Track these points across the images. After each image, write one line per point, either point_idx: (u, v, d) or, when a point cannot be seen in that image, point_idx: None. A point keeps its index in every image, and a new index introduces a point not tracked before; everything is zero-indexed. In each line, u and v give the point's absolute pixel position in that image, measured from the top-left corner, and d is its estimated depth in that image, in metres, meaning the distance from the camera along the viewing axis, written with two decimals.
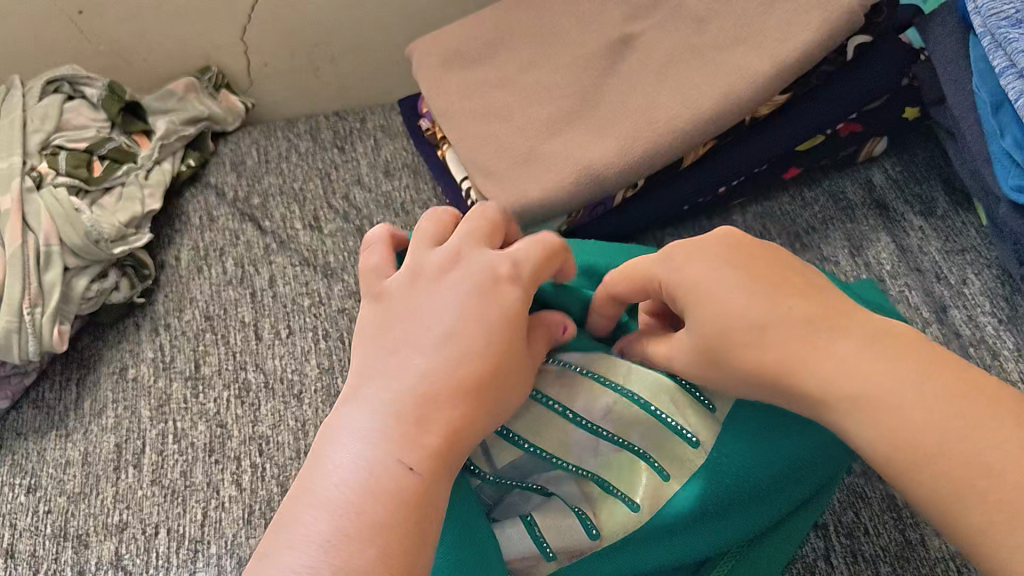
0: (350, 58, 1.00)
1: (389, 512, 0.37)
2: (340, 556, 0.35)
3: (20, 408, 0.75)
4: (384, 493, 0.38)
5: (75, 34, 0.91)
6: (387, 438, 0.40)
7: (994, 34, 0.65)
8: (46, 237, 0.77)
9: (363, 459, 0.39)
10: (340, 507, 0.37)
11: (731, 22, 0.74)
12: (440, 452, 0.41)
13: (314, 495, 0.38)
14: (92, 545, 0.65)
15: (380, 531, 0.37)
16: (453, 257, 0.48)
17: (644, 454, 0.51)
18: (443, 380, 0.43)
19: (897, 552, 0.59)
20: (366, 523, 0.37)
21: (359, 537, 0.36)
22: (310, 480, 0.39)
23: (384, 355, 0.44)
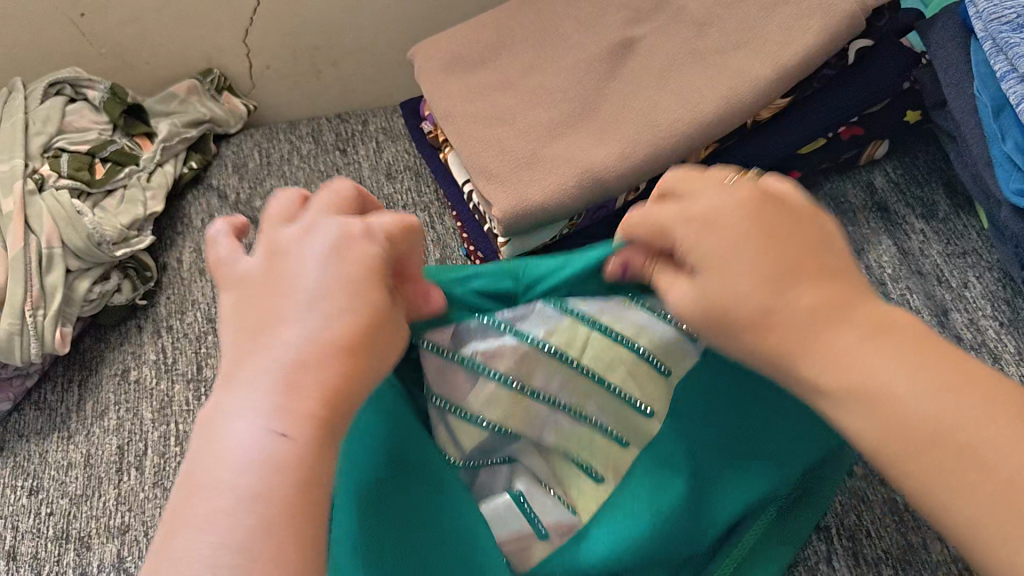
0: (351, 62, 1.00)
1: (275, 483, 0.33)
2: (228, 559, 0.32)
3: (22, 410, 0.75)
4: (270, 463, 0.34)
5: (76, 37, 0.91)
6: (268, 406, 0.35)
7: (996, 38, 0.65)
8: (48, 240, 0.77)
9: (245, 434, 0.34)
10: (225, 490, 0.33)
11: (734, 26, 0.74)
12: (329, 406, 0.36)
13: (197, 487, 0.34)
14: (94, 547, 0.66)
15: (255, 529, 0.32)
16: (302, 230, 0.41)
17: (602, 426, 0.51)
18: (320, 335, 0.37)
19: (900, 556, 0.59)
20: (265, 502, 0.33)
21: (250, 527, 0.32)
22: (193, 469, 0.35)
23: (258, 306, 0.39)
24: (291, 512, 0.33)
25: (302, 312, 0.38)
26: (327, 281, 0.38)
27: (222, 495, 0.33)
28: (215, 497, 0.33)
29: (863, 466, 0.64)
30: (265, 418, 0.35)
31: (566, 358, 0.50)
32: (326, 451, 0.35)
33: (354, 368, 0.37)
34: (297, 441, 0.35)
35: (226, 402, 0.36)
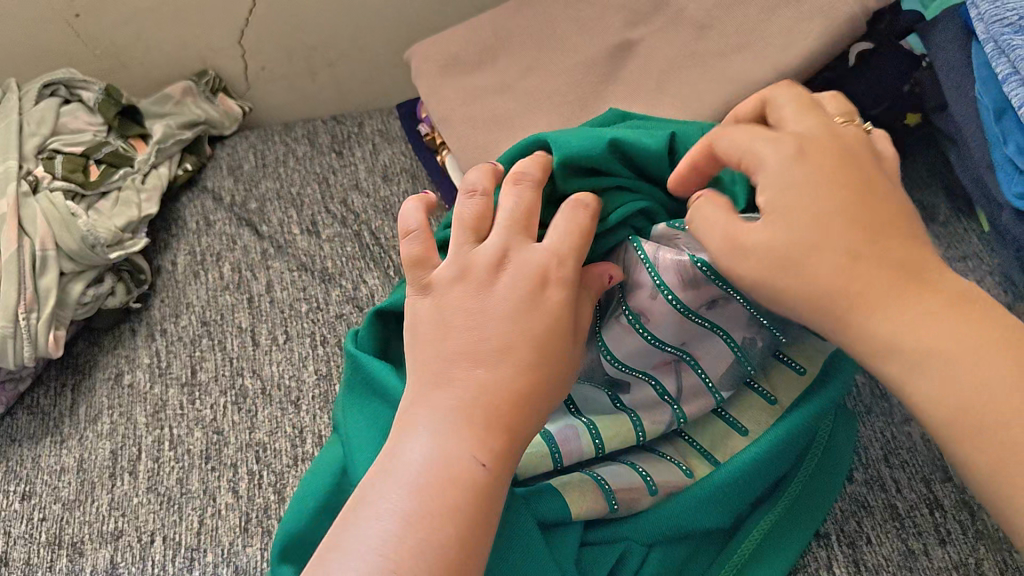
0: (347, 62, 0.99)
1: (454, 499, 0.41)
2: (416, 531, 0.40)
3: (14, 414, 0.74)
4: (458, 485, 0.42)
5: (71, 38, 0.90)
6: (451, 425, 0.44)
7: (997, 40, 0.65)
8: (42, 242, 0.77)
9: (435, 455, 0.43)
10: (411, 490, 0.42)
11: (732, 29, 0.74)
12: (502, 449, 0.44)
13: (395, 483, 0.42)
14: (86, 553, 0.65)
15: (442, 520, 0.41)
16: (501, 251, 0.49)
17: (706, 450, 0.56)
18: (502, 384, 0.45)
19: (900, 562, 0.59)
20: (443, 503, 0.41)
21: (433, 515, 0.41)
22: (386, 468, 0.43)
23: (448, 345, 0.47)
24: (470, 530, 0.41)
25: (487, 334, 0.46)
26: (548, 287, 0.48)
27: (408, 488, 0.42)
28: (412, 514, 0.41)
29: (863, 472, 0.64)
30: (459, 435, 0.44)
31: (733, 422, 0.56)
32: (499, 486, 0.43)
33: (526, 399, 0.45)
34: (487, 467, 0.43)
35: (430, 425, 0.44)
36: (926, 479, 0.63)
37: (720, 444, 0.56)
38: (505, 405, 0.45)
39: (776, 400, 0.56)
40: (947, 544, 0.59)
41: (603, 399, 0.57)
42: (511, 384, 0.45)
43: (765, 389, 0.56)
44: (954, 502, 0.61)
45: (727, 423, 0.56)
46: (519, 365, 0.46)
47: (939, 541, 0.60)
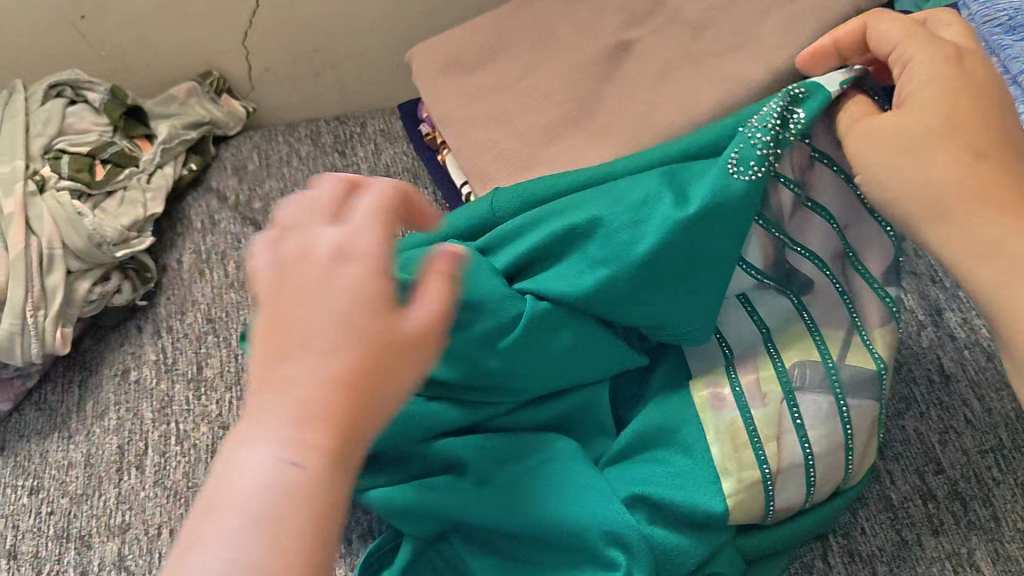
0: (349, 63, 1.01)
1: (284, 507, 0.34)
2: (244, 551, 0.33)
3: (22, 410, 0.75)
4: (285, 490, 0.34)
5: (77, 40, 0.92)
6: (281, 436, 0.35)
7: None
8: (49, 241, 0.77)
9: (265, 454, 0.35)
10: (231, 504, 0.34)
11: (729, 28, 0.75)
12: (336, 440, 0.36)
13: (222, 494, 0.34)
14: (94, 546, 0.66)
15: (269, 532, 0.33)
16: (313, 243, 0.40)
17: (747, 452, 0.55)
18: (337, 362, 0.37)
19: (894, 552, 0.60)
20: (258, 517, 0.33)
21: (267, 521, 0.33)
22: (213, 483, 0.35)
23: (351, 396, 0.36)
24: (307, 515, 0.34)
25: (313, 325, 0.37)
26: None
27: (232, 503, 0.34)
28: (215, 522, 0.33)
29: None
30: (263, 435, 0.35)
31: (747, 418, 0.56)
32: (332, 474, 0.35)
33: (372, 383, 0.37)
34: (311, 452, 0.35)
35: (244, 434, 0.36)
36: (919, 470, 0.64)
37: (765, 431, 0.55)
38: (336, 383, 0.36)
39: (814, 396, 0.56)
40: (939, 534, 0.61)
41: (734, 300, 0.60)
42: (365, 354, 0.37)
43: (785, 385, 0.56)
44: (946, 493, 0.62)
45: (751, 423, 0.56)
46: (351, 334, 0.37)
47: (933, 531, 0.61)
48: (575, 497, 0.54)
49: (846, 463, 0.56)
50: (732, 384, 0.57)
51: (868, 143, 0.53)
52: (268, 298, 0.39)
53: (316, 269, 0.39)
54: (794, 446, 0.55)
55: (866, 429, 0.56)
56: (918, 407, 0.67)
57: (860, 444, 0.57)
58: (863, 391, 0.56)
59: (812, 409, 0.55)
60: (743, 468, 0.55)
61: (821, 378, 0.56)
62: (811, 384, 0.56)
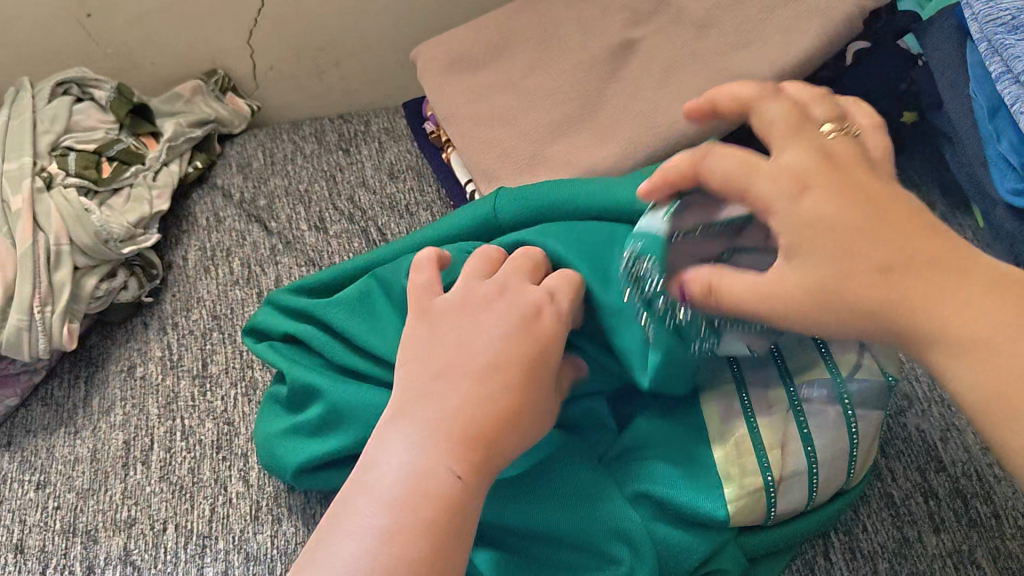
0: (354, 62, 1.01)
1: (426, 505, 0.43)
2: (386, 529, 0.42)
3: (29, 405, 0.75)
4: (427, 487, 0.44)
5: (83, 37, 0.92)
6: (419, 437, 0.46)
7: (991, 40, 0.66)
8: (57, 237, 0.77)
9: (409, 455, 0.45)
10: (379, 491, 0.44)
11: (733, 28, 0.75)
12: (483, 454, 0.46)
13: (375, 474, 0.45)
14: (100, 541, 0.66)
15: (412, 524, 0.43)
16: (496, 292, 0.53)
17: (750, 453, 0.55)
18: (486, 395, 0.47)
19: (895, 549, 0.61)
20: (407, 512, 0.43)
21: (405, 511, 0.43)
22: (367, 474, 0.46)
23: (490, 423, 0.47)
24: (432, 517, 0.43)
25: (474, 354, 0.49)
26: None
27: (379, 491, 0.44)
28: (380, 487, 0.44)
29: None
30: (423, 432, 0.46)
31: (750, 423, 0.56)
32: (473, 483, 0.45)
33: (512, 415, 0.48)
34: (462, 462, 0.45)
35: (395, 425, 0.48)
36: (920, 468, 0.64)
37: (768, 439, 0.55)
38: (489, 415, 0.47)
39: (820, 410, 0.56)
40: (941, 531, 0.61)
41: None
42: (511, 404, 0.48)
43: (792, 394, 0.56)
44: (948, 491, 0.63)
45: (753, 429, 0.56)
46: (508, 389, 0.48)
47: (934, 528, 0.61)
48: (580, 502, 0.55)
49: (849, 467, 0.56)
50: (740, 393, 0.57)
51: (740, 298, 0.45)
52: (449, 319, 0.52)
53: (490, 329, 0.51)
54: (798, 453, 0.55)
55: (871, 436, 0.56)
56: (920, 406, 0.67)
57: (864, 450, 0.57)
58: (868, 400, 0.56)
59: (818, 420, 0.55)
60: (745, 469, 0.55)
61: (828, 391, 0.56)
62: (817, 395, 0.56)
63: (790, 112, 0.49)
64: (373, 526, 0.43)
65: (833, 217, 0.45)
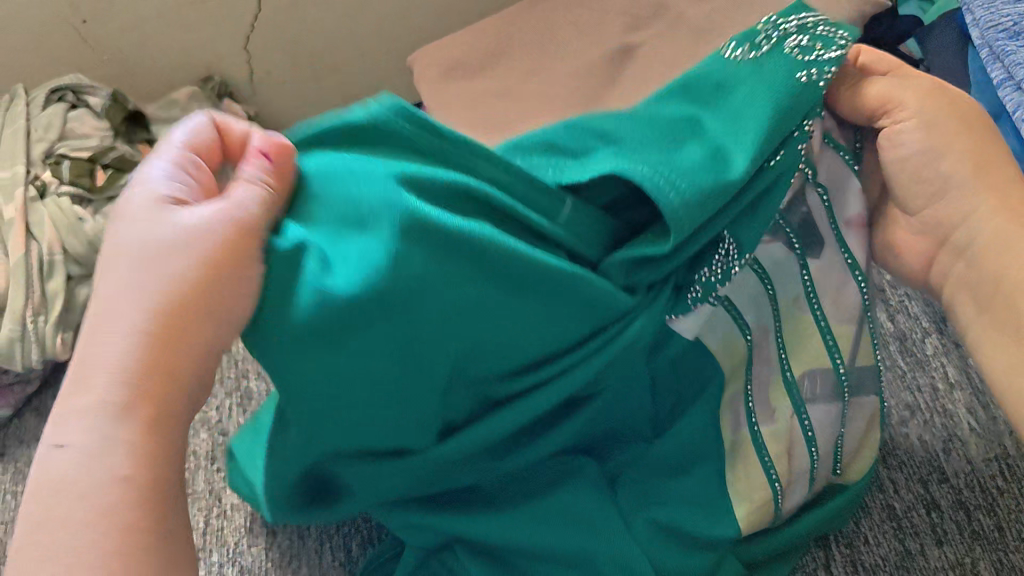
0: (353, 67, 1.00)
1: (118, 494, 0.36)
2: (72, 552, 0.35)
3: (22, 416, 0.75)
4: (94, 492, 0.36)
5: (79, 44, 0.91)
6: (63, 423, 0.37)
7: (993, 46, 0.64)
8: (50, 246, 0.76)
9: (69, 438, 0.37)
10: (78, 492, 0.36)
11: (734, 32, 0.75)
12: (153, 389, 0.37)
13: (42, 475, 0.36)
14: None
15: (80, 527, 0.35)
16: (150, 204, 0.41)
17: (761, 468, 0.54)
18: (147, 315, 0.38)
19: (897, 562, 0.60)
20: (100, 509, 0.36)
21: (88, 526, 0.35)
22: (37, 474, 0.37)
23: (90, 314, 0.39)
24: (118, 493, 0.36)
25: (120, 293, 0.38)
26: None
27: (48, 522, 0.35)
28: (50, 491, 0.36)
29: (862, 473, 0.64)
30: (78, 403, 0.37)
31: (760, 445, 0.54)
32: (145, 454, 0.37)
33: (181, 323, 0.38)
34: (120, 402, 0.37)
35: (56, 407, 0.38)
36: (922, 480, 0.63)
37: (777, 450, 0.54)
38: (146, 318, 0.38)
39: (821, 401, 0.55)
40: (943, 544, 0.60)
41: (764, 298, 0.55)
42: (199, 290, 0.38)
43: (795, 390, 0.55)
44: (950, 502, 0.62)
45: (761, 450, 0.54)
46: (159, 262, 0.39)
47: (936, 540, 0.60)
48: (587, 527, 0.51)
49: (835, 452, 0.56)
50: (749, 414, 0.55)
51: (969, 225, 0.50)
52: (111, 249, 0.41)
53: (125, 247, 0.40)
54: (802, 457, 0.54)
55: (863, 419, 0.57)
56: (922, 415, 0.67)
57: (855, 434, 0.57)
58: (862, 387, 0.56)
59: (818, 411, 0.55)
60: (761, 487, 0.54)
61: (832, 386, 0.55)
62: (821, 394, 0.55)
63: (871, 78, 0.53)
64: (57, 544, 0.35)
65: (943, 142, 0.50)
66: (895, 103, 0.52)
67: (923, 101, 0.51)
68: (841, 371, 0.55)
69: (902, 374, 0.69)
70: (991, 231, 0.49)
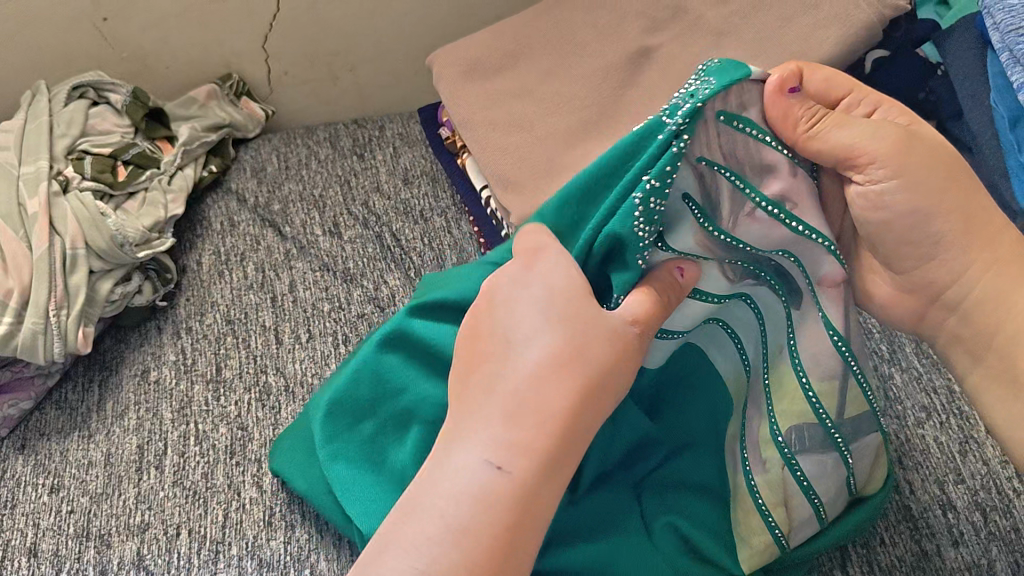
0: (370, 66, 1.01)
1: (490, 525, 0.41)
2: (454, 556, 0.40)
3: (43, 409, 0.75)
4: (486, 508, 0.41)
5: (99, 41, 0.92)
6: (486, 449, 0.42)
7: (1012, 49, 0.65)
8: (72, 240, 0.77)
9: (481, 461, 0.42)
10: (451, 512, 0.41)
11: (751, 35, 0.75)
12: (553, 440, 0.43)
13: (444, 480, 0.42)
14: (114, 545, 0.66)
15: (479, 548, 0.40)
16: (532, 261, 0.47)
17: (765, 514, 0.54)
18: (562, 369, 0.44)
19: (913, 562, 0.60)
20: (477, 541, 0.40)
21: (476, 541, 0.41)
22: (430, 476, 0.43)
23: (479, 341, 0.46)
24: (497, 531, 0.41)
25: (532, 341, 0.44)
26: None
27: (445, 525, 0.41)
28: (461, 505, 0.41)
29: None
30: (492, 432, 0.43)
31: (756, 498, 0.54)
32: (533, 488, 0.42)
33: (597, 391, 0.44)
34: (517, 443, 0.42)
35: (466, 422, 0.44)
36: (939, 481, 0.64)
37: (774, 501, 0.54)
38: (557, 377, 0.43)
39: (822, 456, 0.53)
40: (959, 545, 0.60)
41: (750, 320, 0.53)
42: (593, 374, 0.44)
43: (789, 448, 0.53)
44: (966, 503, 0.62)
45: (758, 508, 0.54)
46: (568, 327, 0.44)
47: (952, 541, 0.61)
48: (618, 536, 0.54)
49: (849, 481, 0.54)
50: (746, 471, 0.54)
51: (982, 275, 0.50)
52: (502, 287, 0.47)
53: (531, 294, 0.46)
54: (802, 507, 0.54)
55: (869, 456, 0.55)
56: (938, 416, 0.67)
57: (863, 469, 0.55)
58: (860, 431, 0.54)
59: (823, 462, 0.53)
60: (764, 532, 0.54)
61: (821, 441, 0.53)
62: (812, 446, 0.53)
63: (846, 129, 0.48)
64: (435, 559, 0.40)
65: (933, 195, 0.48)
66: (862, 155, 0.48)
67: (888, 153, 0.47)
68: (829, 426, 0.52)
69: (918, 375, 0.70)
70: (981, 291, 0.50)
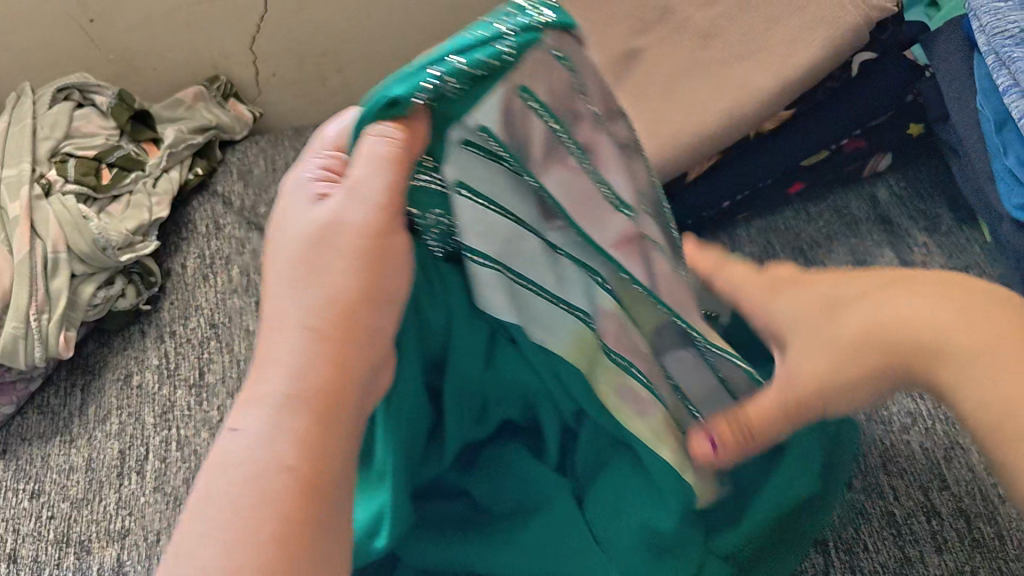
0: (358, 68, 1.01)
1: (264, 489, 0.33)
2: (233, 537, 0.32)
3: (25, 414, 0.75)
4: (259, 477, 0.34)
5: (85, 43, 0.92)
6: (250, 416, 0.36)
7: (997, 52, 0.64)
8: (54, 244, 0.77)
9: (248, 428, 0.35)
10: (221, 492, 0.34)
11: (737, 39, 0.75)
12: (323, 383, 0.36)
13: (213, 465, 0.35)
14: (94, 551, 0.66)
15: (253, 516, 0.33)
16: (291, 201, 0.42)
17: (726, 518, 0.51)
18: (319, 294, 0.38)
19: (896, 569, 0.59)
20: (250, 508, 0.33)
21: (251, 513, 0.33)
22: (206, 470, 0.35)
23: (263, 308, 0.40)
24: (280, 489, 0.33)
25: (289, 277, 0.39)
26: None
27: (214, 508, 0.33)
28: (222, 475, 0.34)
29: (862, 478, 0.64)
30: (256, 393, 0.36)
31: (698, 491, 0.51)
32: (306, 433, 0.35)
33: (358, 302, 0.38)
34: (282, 393, 0.35)
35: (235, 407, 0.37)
36: (924, 487, 0.63)
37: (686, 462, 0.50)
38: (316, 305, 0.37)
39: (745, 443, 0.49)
40: (943, 551, 0.60)
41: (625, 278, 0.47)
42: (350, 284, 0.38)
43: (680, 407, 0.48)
44: (951, 509, 0.62)
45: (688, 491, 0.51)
46: (322, 249, 0.39)
47: (936, 548, 0.60)
48: None
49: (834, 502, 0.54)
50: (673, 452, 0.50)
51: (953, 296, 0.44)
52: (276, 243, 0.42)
53: (296, 227, 0.40)
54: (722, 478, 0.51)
55: None
56: (924, 422, 0.67)
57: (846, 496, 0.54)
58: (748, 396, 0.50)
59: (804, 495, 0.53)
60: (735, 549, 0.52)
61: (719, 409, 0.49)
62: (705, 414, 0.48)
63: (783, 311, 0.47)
64: (205, 547, 0.32)
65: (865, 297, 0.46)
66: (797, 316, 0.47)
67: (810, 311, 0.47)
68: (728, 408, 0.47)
69: None
70: None
